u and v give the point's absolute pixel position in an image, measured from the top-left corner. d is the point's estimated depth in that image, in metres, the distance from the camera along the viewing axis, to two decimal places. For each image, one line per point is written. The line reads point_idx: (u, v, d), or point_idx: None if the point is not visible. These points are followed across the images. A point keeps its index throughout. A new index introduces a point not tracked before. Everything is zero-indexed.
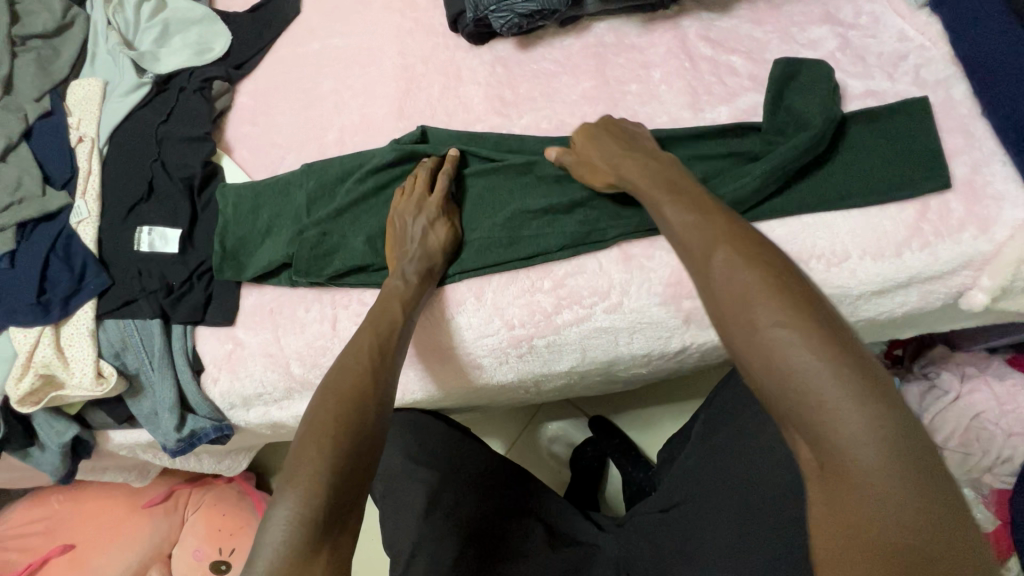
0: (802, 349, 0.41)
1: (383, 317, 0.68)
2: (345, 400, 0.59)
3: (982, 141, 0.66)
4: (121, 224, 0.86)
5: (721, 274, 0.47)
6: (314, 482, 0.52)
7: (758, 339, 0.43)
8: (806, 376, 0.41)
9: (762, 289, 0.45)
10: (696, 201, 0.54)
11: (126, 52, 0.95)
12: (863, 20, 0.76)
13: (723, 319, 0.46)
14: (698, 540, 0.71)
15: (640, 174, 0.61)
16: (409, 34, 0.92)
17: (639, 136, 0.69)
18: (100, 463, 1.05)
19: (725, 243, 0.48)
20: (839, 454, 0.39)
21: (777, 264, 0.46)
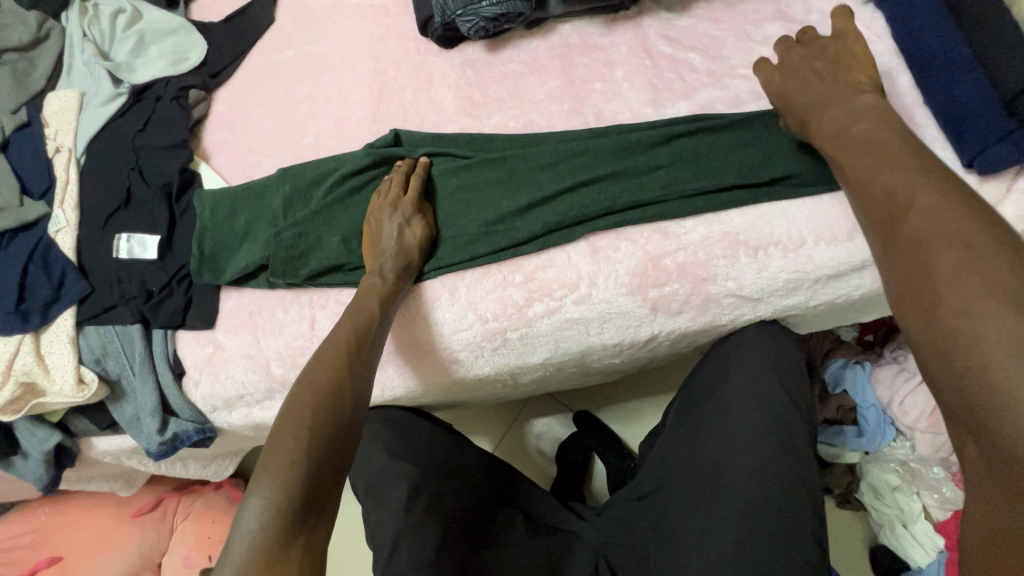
0: (994, 336, 0.44)
1: (360, 312, 0.69)
2: (323, 392, 0.61)
3: (924, 128, 0.69)
4: (99, 232, 0.87)
5: (921, 248, 0.51)
6: (290, 471, 0.54)
7: (942, 302, 0.48)
8: (988, 362, 0.44)
9: (959, 250, 0.49)
10: (888, 163, 0.57)
11: (102, 64, 0.96)
12: (813, 17, 0.79)
13: (908, 280, 0.51)
14: (672, 523, 0.74)
15: (831, 134, 0.63)
16: (381, 39, 0.94)
17: (846, 63, 0.67)
18: (85, 472, 1.06)
19: (922, 207, 0.52)
20: (1001, 443, 0.42)
21: (989, 238, 0.48)
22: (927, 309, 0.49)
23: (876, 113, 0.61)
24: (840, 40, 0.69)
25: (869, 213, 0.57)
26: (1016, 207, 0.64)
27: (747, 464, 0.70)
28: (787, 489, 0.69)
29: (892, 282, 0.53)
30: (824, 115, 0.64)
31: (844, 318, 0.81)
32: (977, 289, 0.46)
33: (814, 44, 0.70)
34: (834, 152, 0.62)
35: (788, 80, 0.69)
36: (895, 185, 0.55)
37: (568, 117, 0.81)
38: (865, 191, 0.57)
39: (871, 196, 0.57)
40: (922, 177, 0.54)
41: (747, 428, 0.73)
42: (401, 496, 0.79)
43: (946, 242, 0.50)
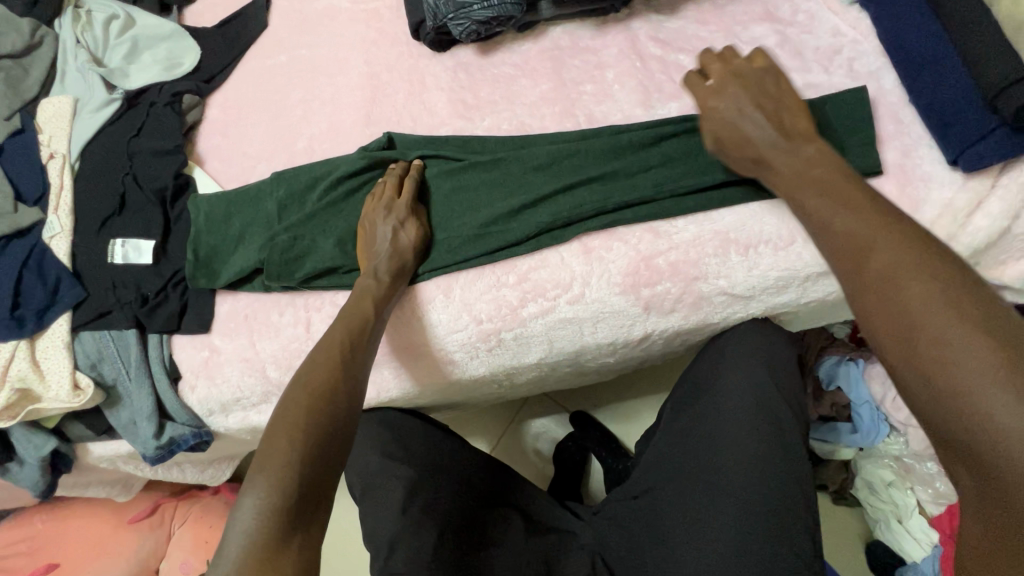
0: (984, 370, 0.41)
1: (354, 314, 0.70)
2: (317, 394, 0.61)
3: (910, 127, 0.71)
4: (94, 237, 0.87)
5: (894, 287, 0.48)
6: (283, 472, 0.54)
7: (924, 341, 0.44)
8: (984, 398, 0.41)
9: (926, 287, 0.46)
10: (844, 202, 0.54)
11: (96, 69, 0.96)
12: (800, 18, 0.80)
13: (890, 323, 0.47)
14: (668, 521, 0.74)
15: (788, 171, 0.61)
16: (374, 43, 0.95)
17: (778, 87, 0.66)
18: (82, 478, 1.06)
19: (881, 243, 0.50)
20: (1009, 480, 0.39)
21: (949, 272, 0.47)
22: (904, 351, 0.46)
23: (823, 153, 0.60)
24: (774, 75, 0.67)
25: (831, 251, 0.54)
26: (1001, 203, 0.65)
27: (740, 461, 0.71)
28: (780, 485, 0.69)
29: (870, 323, 0.49)
30: (779, 155, 0.61)
31: (833, 315, 0.82)
32: (953, 327, 0.44)
33: (752, 75, 0.67)
34: (789, 189, 0.60)
35: (725, 101, 0.66)
36: (853, 224, 0.53)
37: (560, 119, 0.81)
38: (828, 229, 0.54)
39: (833, 234, 0.54)
40: (876, 216, 0.52)
41: (739, 425, 0.73)
42: (398, 497, 0.79)
43: (914, 279, 0.47)
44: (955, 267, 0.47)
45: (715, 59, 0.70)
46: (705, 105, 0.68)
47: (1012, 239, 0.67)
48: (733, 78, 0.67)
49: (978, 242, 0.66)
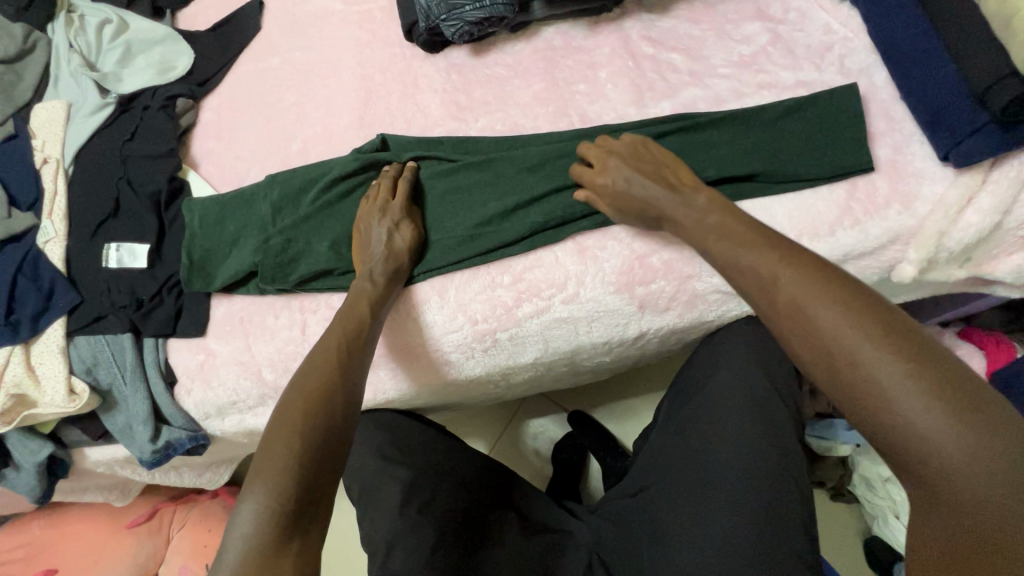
0: (897, 382, 0.46)
1: (351, 316, 0.70)
2: (313, 398, 0.61)
3: (901, 123, 0.71)
4: (89, 242, 0.87)
5: (810, 318, 0.51)
6: (281, 478, 0.54)
7: (842, 365, 0.49)
8: (901, 408, 0.46)
9: (838, 317, 0.50)
10: (747, 243, 0.58)
11: (89, 74, 0.96)
12: (791, 16, 0.81)
13: (811, 354, 0.51)
14: (664, 520, 0.74)
15: (692, 224, 0.64)
16: (367, 45, 0.95)
17: (654, 155, 0.70)
18: (79, 483, 1.05)
19: (789, 278, 0.54)
20: (935, 473, 0.44)
21: (848, 293, 0.51)
22: (837, 383, 0.49)
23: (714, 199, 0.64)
24: (638, 144, 0.72)
25: (749, 289, 0.58)
26: (992, 198, 0.65)
27: (736, 459, 0.71)
28: (777, 482, 0.69)
29: (798, 353, 0.52)
30: (676, 213, 0.65)
31: None
32: (873, 352, 0.48)
33: (624, 146, 0.72)
34: (699, 237, 0.63)
35: (613, 180, 0.70)
36: (761, 263, 0.56)
37: (554, 119, 0.81)
38: (742, 269, 0.58)
39: (746, 273, 0.58)
40: (779, 253, 0.56)
41: (734, 422, 0.73)
42: (395, 498, 0.79)
43: (823, 308, 0.51)
44: (854, 290, 0.52)
45: (594, 143, 0.74)
46: (589, 176, 0.72)
47: (1004, 234, 0.67)
48: (609, 150, 0.72)
49: (970, 237, 0.66)
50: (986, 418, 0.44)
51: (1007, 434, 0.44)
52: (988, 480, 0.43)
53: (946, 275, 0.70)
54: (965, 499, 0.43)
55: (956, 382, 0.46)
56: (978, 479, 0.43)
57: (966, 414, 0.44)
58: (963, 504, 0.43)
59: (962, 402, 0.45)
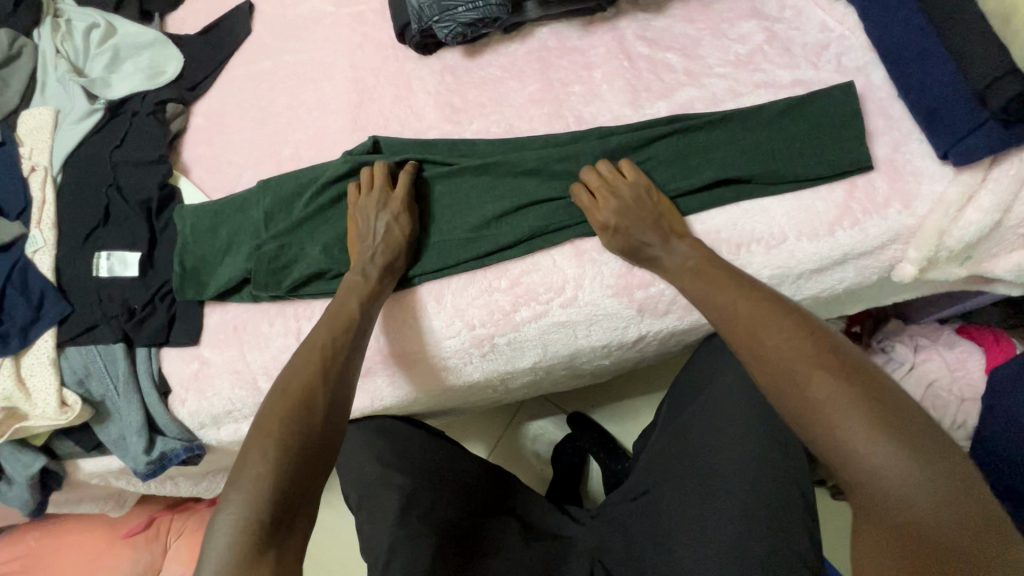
0: (838, 400, 0.48)
1: (338, 317, 0.69)
2: (295, 404, 0.60)
3: (900, 122, 0.71)
4: (79, 251, 0.86)
5: (760, 343, 0.55)
6: (256, 486, 0.53)
7: (789, 383, 0.51)
8: (841, 424, 0.47)
9: (789, 343, 0.53)
10: (711, 279, 0.63)
11: (76, 80, 0.95)
12: (787, 14, 0.80)
13: (764, 373, 0.54)
14: (666, 525, 0.74)
15: (666, 259, 0.67)
16: (359, 47, 0.94)
17: (650, 195, 0.71)
18: (73, 495, 1.04)
19: (747, 307, 0.58)
20: (876, 487, 0.45)
21: (797, 322, 0.55)
22: (785, 402, 0.51)
23: (692, 240, 0.68)
24: (643, 184, 0.71)
25: (712, 320, 0.61)
26: (992, 196, 0.65)
27: (737, 463, 0.70)
28: (778, 485, 0.68)
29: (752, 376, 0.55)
30: (656, 249, 0.68)
31: (828, 314, 0.82)
32: (818, 374, 0.50)
33: (637, 185, 0.71)
34: (675, 272, 0.66)
35: (607, 210, 0.70)
36: (722, 296, 0.61)
37: (549, 121, 0.81)
38: (707, 300, 0.62)
39: (709, 304, 0.61)
40: (735, 286, 0.61)
41: (735, 425, 0.73)
42: (394, 505, 0.78)
43: (772, 334, 0.55)
44: (807, 320, 0.55)
45: (596, 168, 0.74)
46: (587, 202, 0.72)
47: (1004, 232, 0.67)
48: (617, 182, 0.71)
49: (969, 236, 0.66)
50: (921, 440, 0.46)
51: (940, 456, 0.45)
52: (922, 497, 0.44)
53: (945, 275, 0.70)
54: (901, 515, 0.44)
55: (894, 405, 0.48)
56: (913, 496, 0.44)
57: (901, 434, 0.46)
58: (898, 521, 0.44)
59: (897, 423, 0.47)
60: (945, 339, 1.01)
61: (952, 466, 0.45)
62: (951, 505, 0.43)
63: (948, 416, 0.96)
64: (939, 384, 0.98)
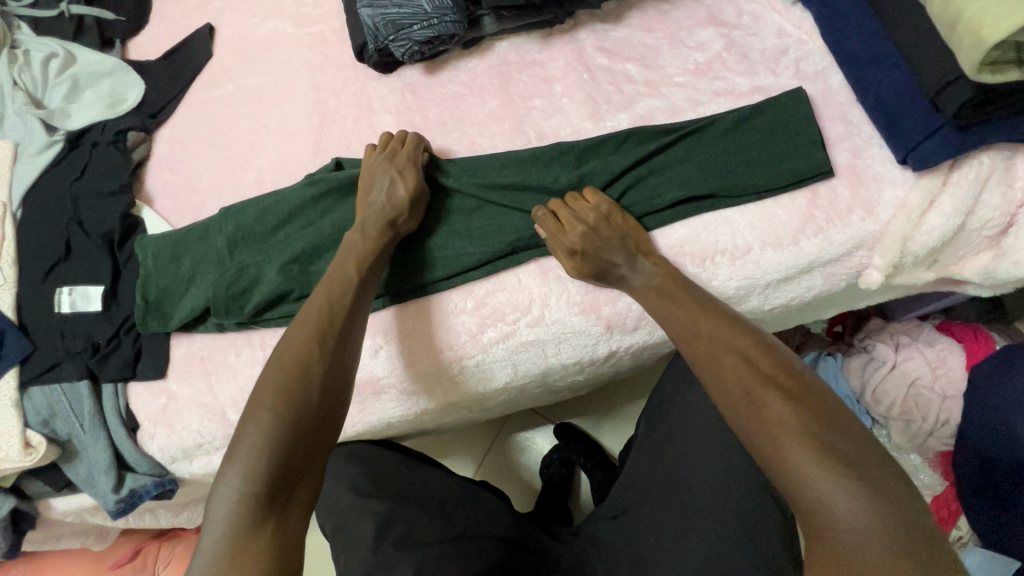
0: (785, 420, 0.50)
1: (334, 279, 0.67)
2: (289, 372, 0.58)
3: (859, 127, 0.71)
4: (40, 287, 0.84)
5: (715, 363, 0.57)
6: (254, 459, 0.53)
7: (741, 403, 0.53)
8: (786, 442, 0.49)
9: (744, 366, 0.55)
10: (673, 300, 0.64)
11: (34, 112, 0.93)
12: (745, 20, 0.80)
13: (719, 393, 0.55)
14: (646, 543, 0.72)
15: (636, 280, 0.67)
16: (320, 67, 0.93)
17: (613, 217, 0.70)
18: (50, 531, 1.02)
19: (707, 330, 0.59)
20: (815, 504, 0.46)
21: (753, 345, 0.57)
22: (738, 421, 0.53)
23: (660, 257, 0.68)
24: (603, 205, 0.70)
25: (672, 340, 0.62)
26: (954, 200, 0.64)
27: (713, 479, 0.69)
28: (752, 500, 0.67)
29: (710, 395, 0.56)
30: (620, 264, 0.68)
31: (801, 320, 0.81)
32: (771, 398, 0.52)
33: (601, 204, 0.70)
34: (642, 287, 0.67)
35: (569, 237, 0.68)
36: (683, 316, 0.62)
37: (511, 136, 0.80)
38: (667, 320, 0.63)
39: (671, 324, 0.62)
40: (698, 306, 0.62)
41: (708, 438, 0.71)
42: (369, 534, 0.74)
43: (728, 355, 0.56)
44: (765, 343, 0.57)
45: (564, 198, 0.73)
46: (547, 223, 0.71)
47: (969, 235, 0.66)
48: (579, 199, 0.71)
49: (934, 240, 0.65)
50: (863, 465, 0.47)
51: (881, 481, 0.46)
52: (864, 523, 0.45)
53: (910, 279, 0.70)
54: (844, 540, 0.45)
55: (840, 431, 0.49)
56: (855, 518, 0.45)
57: (844, 460, 0.47)
58: (841, 543, 0.45)
59: (842, 450, 0.48)
60: (926, 336, 1.00)
61: (889, 486, 0.46)
62: (891, 530, 0.44)
63: (932, 414, 0.94)
64: (921, 382, 0.96)
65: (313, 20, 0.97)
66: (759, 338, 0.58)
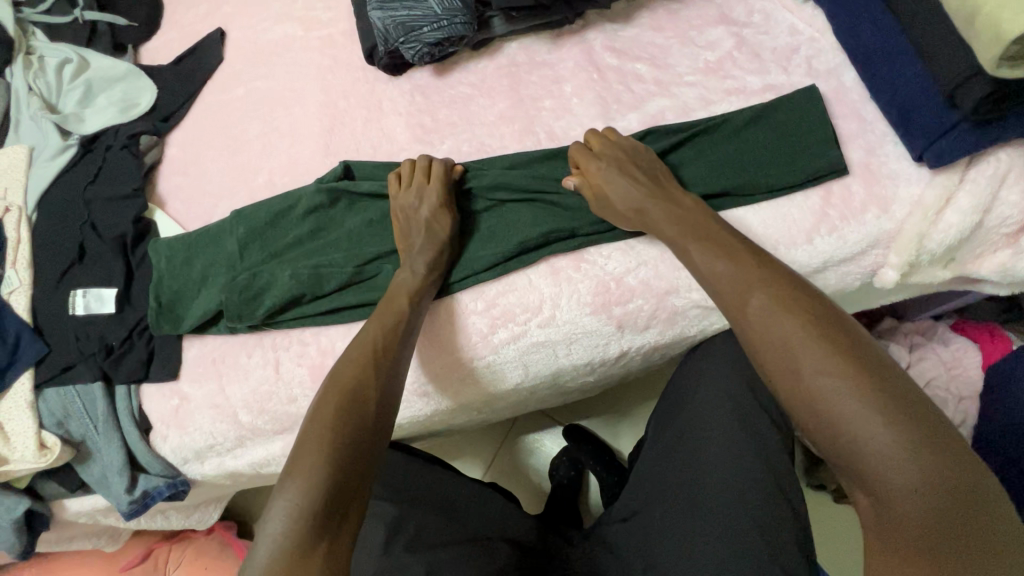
0: (849, 398, 0.45)
1: (389, 309, 0.68)
2: (348, 394, 0.59)
3: (873, 125, 0.70)
4: (54, 290, 0.85)
5: (761, 323, 0.51)
6: (314, 475, 0.52)
7: (798, 374, 0.48)
8: (851, 422, 0.45)
9: (804, 337, 0.49)
10: (717, 250, 0.58)
11: (48, 116, 0.94)
12: (756, 18, 0.80)
13: (770, 361, 0.50)
14: (657, 545, 0.71)
15: (666, 221, 0.64)
16: (330, 71, 0.93)
17: (652, 163, 0.70)
18: (65, 532, 1.03)
19: (758, 293, 0.53)
20: (880, 486, 0.43)
21: (810, 306, 0.51)
22: (789, 395, 0.48)
23: (693, 202, 0.66)
24: (641, 143, 0.72)
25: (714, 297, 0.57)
26: (972, 197, 0.63)
27: (725, 479, 0.68)
28: (767, 503, 0.66)
29: (758, 363, 0.51)
30: (651, 205, 0.66)
31: None
32: (834, 370, 0.47)
33: (636, 143, 0.72)
34: (677, 237, 0.62)
35: (604, 172, 0.69)
36: (726, 272, 0.56)
37: (520, 137, 0.80)
38: (705, 272, 0.58)
39: (712, 279, 0.57)
40: (743, 260, 0.56)
41: (720, 437, 0.71)
42: (379, 535, 0.74)
43: (783, 318, 0.51)
44: (823, 306, 0.51)
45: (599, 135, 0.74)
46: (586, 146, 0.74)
47: (986, 233, 0.65)
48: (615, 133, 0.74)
49: (951, 238, 0.64)
50: (933, 441, 0.43)
51: (953, 459, 0.43)
52: (933, 504, 0.42)
53: (925, 278, 0.69)
54: (912, 522, 0.42)
55: (910, 404, 0.45)
56: (923, 514, 0.42)
57: (916, 438, 0.43)
58: (904, 527, 0.42)
59: (915, 426, 0.44)
60: (941, 336, 0.98)
61: (962, 464, 0.43)
62: (961, 527, 0.41)
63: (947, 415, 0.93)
64: (936, 383, 0.95)
65: (322, 23, 0.98)
66: (814, 296, 0.52)
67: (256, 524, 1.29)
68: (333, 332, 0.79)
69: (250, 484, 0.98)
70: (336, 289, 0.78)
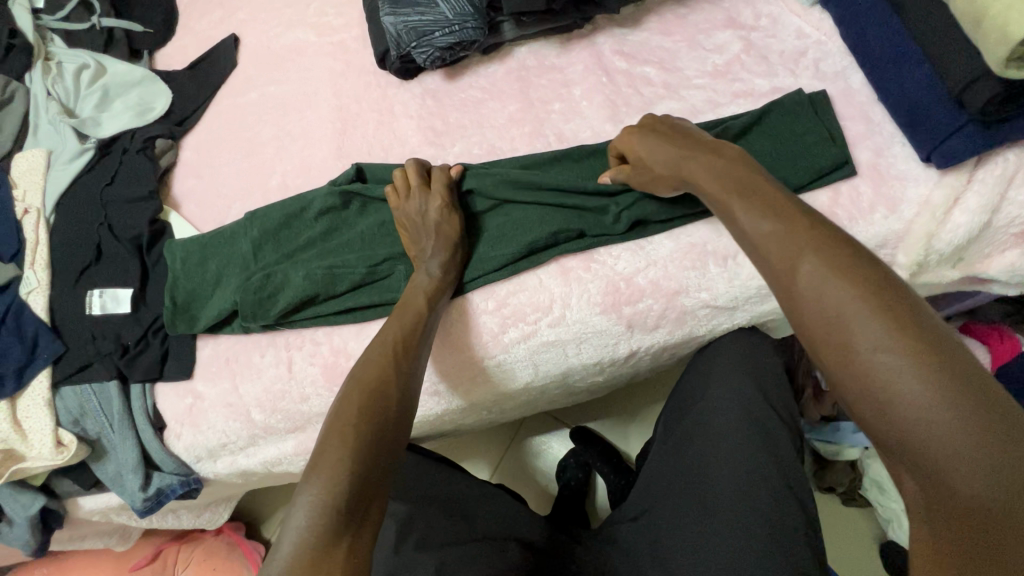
0: (909, 375, 0.42)
1: (407, 311, 0.69)
2: (370, 393, 0.60)
3: (880, 126, 0.71)
4: (72, 290, 0.86)
5: (811, 291, 0.48)
6: (337, 472, 0.53)
7: (849, 347, 0.45)
8: (909, 400, 0.41)
9: (860, 307, 0.45)
10: (762, 209, 0.54)
11: (67, 120, 0.95)
12: (763, 22, 0.81)
13: (819, 331, 0.47)
14: (666, 543, 0.71)
15: (708, 177, 0.61)
16: (341, 75, 0.95)
17: (697, 134, 0.68)
18: (77, 531, 1.04)
19: (809, 259, 0.49)
20: (937, 470, 0.40)
21: (869, 274, 0.47)
22: (839, 368, 0.45)
23: (742, 158, 0.61)
24: (672, 120, 0.71)
25: (759, 263, 0.54)
26: (979, 197, 0.64)
27: (734, 479, 0.68)
28: (777, 503, 0.66)
29: (806, 333, 0.48)
30: (694, 162, 0.63)
31: None
32: (890, 344, 0.43)
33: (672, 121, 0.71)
34: (722, 196, 0.59)
35: (648, 151, 0.68)
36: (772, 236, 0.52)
37: (531, 140, 0.81)
38: (750, 237, 0.55)
39: (757, 242, 0.54)
40: (795, 223, 0.52)
41: (729, 437, 0.71)
42: (389, 535, 0.76)
43: (834, 286, 0.47)
44: (885, 276, 0.47)
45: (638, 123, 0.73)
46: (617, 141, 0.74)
47: (995, 232, 0.66)
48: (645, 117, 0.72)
49: (960, 238, 0.65)
50: (1004, 426, 0.39)
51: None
52: (997, 492, 0.38)
53: (932, 278, 0.70)
54: (972, 511, 0.38)
55: (978, 387, 0.41)
56: (984, 501, 0.38)
57: (983, 419, 0.39)
58: (960, 514, 0.39)
59: (983, 408, 0.40)
60: None
61: None
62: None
63: None
64: None
65: (335, 28, 1.00)
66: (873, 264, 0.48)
67: (265, 525, 1.29)
68: (346, 331, 0.80)
69: (260, 483, 0.99)
70: (348, 289, 0.79)
